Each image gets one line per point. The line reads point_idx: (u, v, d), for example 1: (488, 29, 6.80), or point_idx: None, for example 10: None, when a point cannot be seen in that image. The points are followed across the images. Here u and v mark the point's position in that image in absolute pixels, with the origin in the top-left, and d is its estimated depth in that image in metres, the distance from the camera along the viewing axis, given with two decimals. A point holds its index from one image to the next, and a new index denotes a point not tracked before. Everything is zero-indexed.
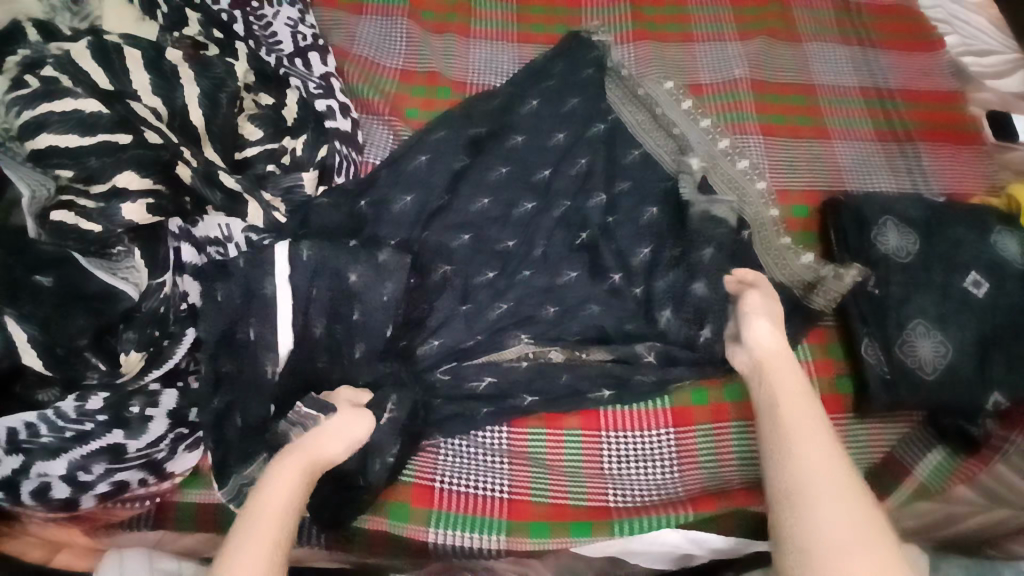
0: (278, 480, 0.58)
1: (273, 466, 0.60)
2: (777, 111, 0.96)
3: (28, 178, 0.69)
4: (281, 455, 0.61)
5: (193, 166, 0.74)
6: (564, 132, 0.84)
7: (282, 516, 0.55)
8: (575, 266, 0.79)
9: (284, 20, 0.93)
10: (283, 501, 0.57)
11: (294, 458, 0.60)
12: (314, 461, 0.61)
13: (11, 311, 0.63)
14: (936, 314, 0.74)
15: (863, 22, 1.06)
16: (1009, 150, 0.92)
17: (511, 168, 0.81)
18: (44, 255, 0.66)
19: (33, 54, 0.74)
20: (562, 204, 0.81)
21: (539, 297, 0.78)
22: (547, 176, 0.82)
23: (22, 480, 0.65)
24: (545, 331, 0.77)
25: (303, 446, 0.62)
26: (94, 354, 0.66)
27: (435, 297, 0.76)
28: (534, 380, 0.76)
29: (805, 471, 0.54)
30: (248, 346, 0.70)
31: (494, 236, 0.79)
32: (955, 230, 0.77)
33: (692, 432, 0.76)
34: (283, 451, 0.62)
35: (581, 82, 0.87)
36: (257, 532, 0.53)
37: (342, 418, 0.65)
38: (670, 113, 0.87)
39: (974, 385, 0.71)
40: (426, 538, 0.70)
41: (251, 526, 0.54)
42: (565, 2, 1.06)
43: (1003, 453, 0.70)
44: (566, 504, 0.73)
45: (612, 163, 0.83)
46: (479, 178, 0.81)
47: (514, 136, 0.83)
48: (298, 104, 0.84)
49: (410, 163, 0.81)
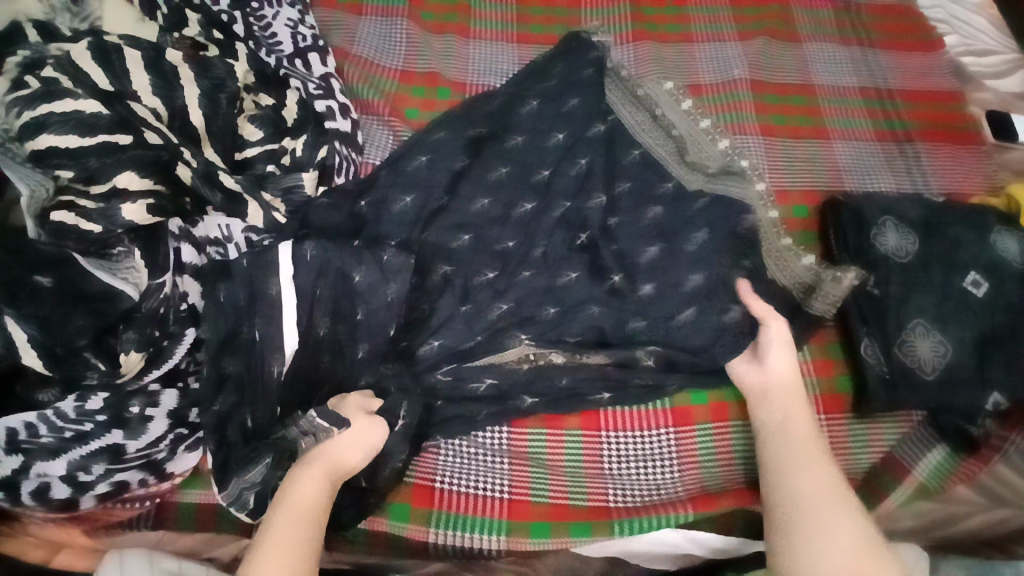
0: (298, 487, 0.62)
1: (293, 472, 0.64)
2: (776, 111, 0.96)
3: (27, 178, 0.68)
4: (302, 461, 0.65)
5: (193, 167, 0.74)
6: (564, 132, 0.83)
7: (301, 520, 0.59)
8: (574, 266, 0.79)
9: (284, 20, 0.93)
10: (303, 505, 0.61)
11: (310, 464, 0.64)
12: (331, 463, 0.65)
13: (11, 311, 0.63)
14: (935, 314, 0.74)
15: (863, 22, 1.06)
16: (1009, 150, 0.92)
17: (511, 168, 0.81)
18: (44, 255, 0.65)
19: (33, 54, 0.74)
20: (562, 204, 0.81)
21: (541, 298, 0.78)
22: (547, 176, 0.82)
23: (22, 480, 0.65)
24: (545, 331, 0.77)
25: (318, 452, 0.65)
26: (93, 354, 0.65)
27: (436, 297, 0.76)
28: (534, 381, 0.76)
29: (803, 495, 0.62)
30: (253, 346, 0.69)
31: (493, 237, 0.79)
32: (955, 230, 0.77)
33: (692, 431, 0.76)
34: (302, 457, 0.65)
35: (581, 82, 0.87)
36: (276, 538, 0.58)
37: (356, 427, 0.67)
38: (671, 113, 0.86)
39: (973, 384, 0.71)
40: (426, 539, 0.70)
41: (270, 532, 0.58)
42: (565, 2, 1.06)
43: (1003, 454, 0.70)
44: (566, 504, 0.73)
45: (613, 162, 0.83)
46: (479, 178, 0.81)
47: (514, 136, 0.83)
48: (298, 104, 0.84)
49: (411, 164, 0.81)
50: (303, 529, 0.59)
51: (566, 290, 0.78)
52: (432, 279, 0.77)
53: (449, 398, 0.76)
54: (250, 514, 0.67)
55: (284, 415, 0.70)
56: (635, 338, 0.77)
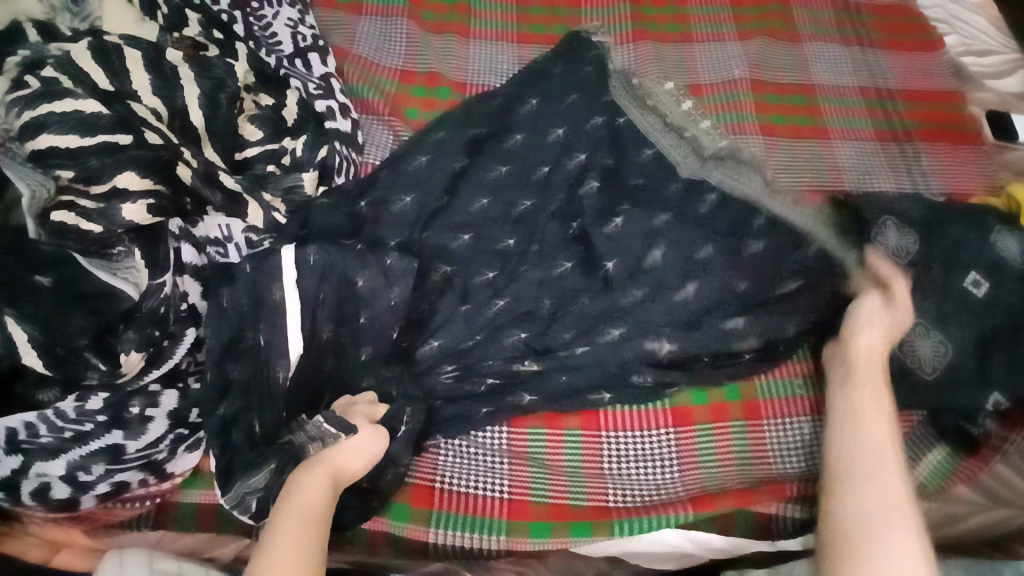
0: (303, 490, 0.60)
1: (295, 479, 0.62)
2: (776, 110, 0.96)
3: (28, 178, 0.68)
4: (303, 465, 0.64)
5: (193, 167, 0.74)
6: (564, 131, 0.83)
7: (308, 521, 0.58)
8: (571, 262, 0.78)
9: (284, 20, 0.93)
10: (310, 509, 0.59)
11: (315, 471, 0.62)
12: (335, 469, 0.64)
13: (11, 311, 0.63)
14: (935, 314, 0.74)
15: (863, 22, 1.06)
16: (1009, 149, 0.92)
17: (510, 168, 0.82)
18: (44, 255, 0.66)
19: (33, 54, 0.74)
20: (561, 203, 0.81)
21: (544, 289, 0.77)
22: (546, 174, 0.82)
23: (23, 480, 0.65)
24: (544, 329, 0.76)
25: (323, 459, 0.64)
26: (93, 355, 0.65)
27: (437, 297, 0.76)
28: (535, 379, 0.76)
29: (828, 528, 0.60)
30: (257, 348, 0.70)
31: (494, 236, 0.79)
32: (956, 230, 0.77)
33: (693, 431, 0.76)
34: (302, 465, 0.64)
35: (581, 82, 0.87)
36: (287, 543, 0.55)
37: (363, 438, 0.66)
38: (670, 113, 0.87)
39: (973, 384, 0.72)
40: (426, 539, 0.70)
41: (281, 535, 0.56)
42: (565, 2, 1.06)
43: (1003, 454, 0.70)
44: (566, 504, 0.72)
45: (614, 163, 0.83)
46: (479, 178, 0.81)
47: (514, 136, 0.83)
48: (298, 104, 0.84)
49: (412, 165, 0.82)
50: (311, 531, 0.57)
51: (565, 285, 0.77)
52: (432, 278, 0.77)
53: (450, 398, 0.75)
54: (253, 517, 0.66)
55: (289, 419, 0.70)
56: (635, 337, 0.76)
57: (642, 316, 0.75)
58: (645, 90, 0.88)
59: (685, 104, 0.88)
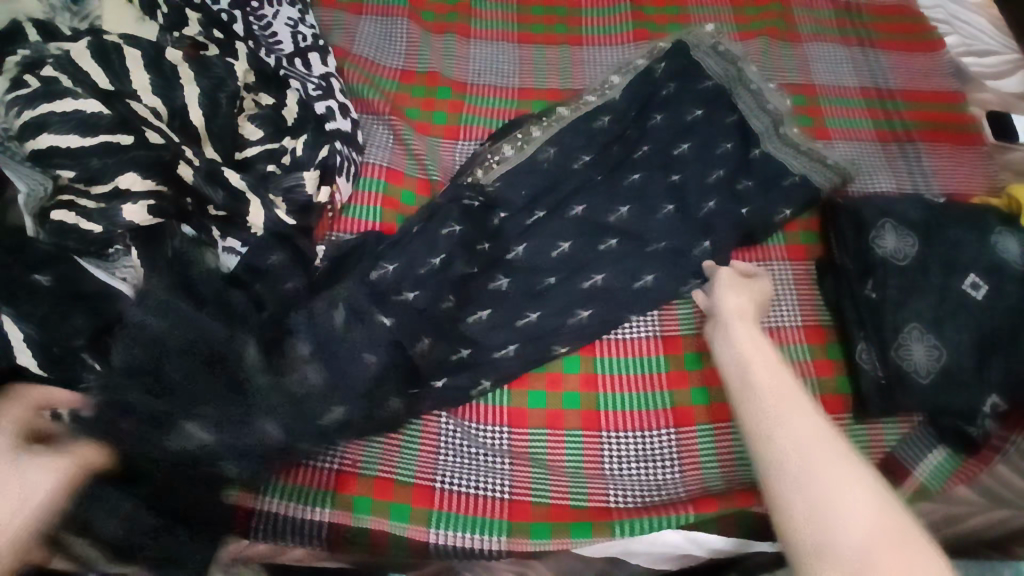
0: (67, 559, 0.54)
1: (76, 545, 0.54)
2: (801, 112, 0.96)
3: (28, 178, 0.68)
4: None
5: (195, 165, 0.75)
6: (588, 157, 0.87)
7: None
8: (535, 321, 0.78)
9: (284, 20, 0.94)
10: None
11: None
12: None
13: (8, 311, 0.62)
14: (931, 318, 0.72)
15: (863, 22, 1.06)
16: (1009, 150, 0.90)
17: (493, 245, 0.82)
18: (41, 254, 0.65)
19: (33, 54, 0.73)
20: (607, 241, 0.82)
21: (536, 344, 0.78)
22: (567, 250, 0.81)
23: None
24: (563, 330, 0.79)
25: None
26: (91, 355, 0.64)
27: (450, 362, 0.76)
28: (489, 339, 0.77)
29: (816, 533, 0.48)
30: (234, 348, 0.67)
31: (537, 247, 0.82)
32: (954, 231, 0.75)
33: (693, 431, 0.76)
34: None
35: (590, 135, 0.88)
36: None
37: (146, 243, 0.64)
38: (716, 83, 0.91)
39: (971, 385, 0.69)
40: (426, 539, 0.70)
41: None
42: (565, 3, 1.07)
43: (1003, 454, 0.67)
44: (566, 504, 0.72)
45: (612, 188, 0.85)
46: (481, 284, 0.79)
47: (546, 149, 0.87)
48: (298, 104, 0.84)
49: (407, 249, 0.77)
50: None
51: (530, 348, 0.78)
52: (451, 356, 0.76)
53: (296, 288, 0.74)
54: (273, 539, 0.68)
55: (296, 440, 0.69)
56: (626, 243, 0.82)
57: (631, 266, 0.81)
58: (632, 141, 0.88)
59: (741, 99, 0.91)
